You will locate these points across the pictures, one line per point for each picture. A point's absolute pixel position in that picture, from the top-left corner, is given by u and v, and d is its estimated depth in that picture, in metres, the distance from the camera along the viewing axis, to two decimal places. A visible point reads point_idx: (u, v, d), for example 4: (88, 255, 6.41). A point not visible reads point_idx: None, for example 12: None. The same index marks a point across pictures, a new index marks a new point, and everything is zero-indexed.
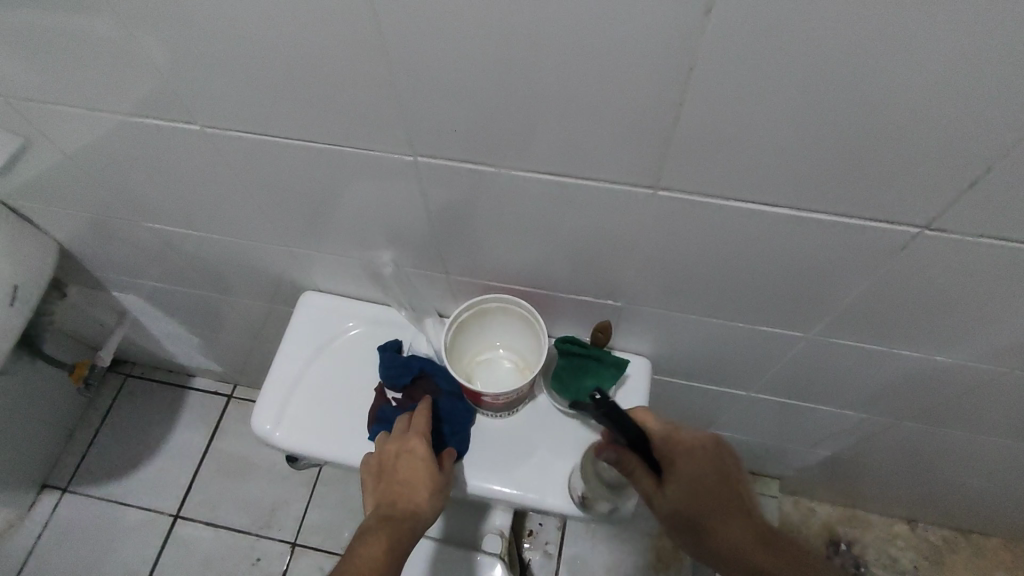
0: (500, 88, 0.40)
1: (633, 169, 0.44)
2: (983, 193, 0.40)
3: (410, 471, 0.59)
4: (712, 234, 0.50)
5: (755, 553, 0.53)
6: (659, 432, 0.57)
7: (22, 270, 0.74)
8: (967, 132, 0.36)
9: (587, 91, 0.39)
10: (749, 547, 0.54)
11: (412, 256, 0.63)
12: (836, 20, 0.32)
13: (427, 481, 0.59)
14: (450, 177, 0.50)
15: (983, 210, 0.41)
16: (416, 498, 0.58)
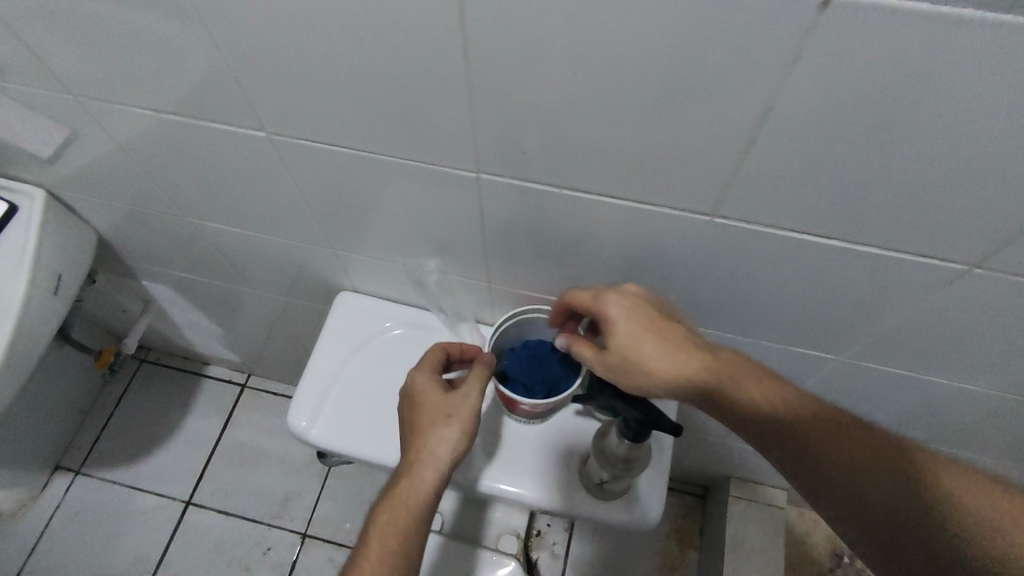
0: (577, 114, 0.41)
1: (694, 196, 0.46)
2: None
3: (414, 419, 0.58)
4: (760, 260, 0.51)
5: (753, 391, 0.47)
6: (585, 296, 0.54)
7: (63, 260, 0.75)
8: None
9: (663, 122, 0.40)
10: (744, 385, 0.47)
11: (457, 263, 0.64)
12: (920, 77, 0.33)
13: (429, 418, 0.57)
14: (511, 194, 0.51)
15: None
16: (418, 444, 0.56)
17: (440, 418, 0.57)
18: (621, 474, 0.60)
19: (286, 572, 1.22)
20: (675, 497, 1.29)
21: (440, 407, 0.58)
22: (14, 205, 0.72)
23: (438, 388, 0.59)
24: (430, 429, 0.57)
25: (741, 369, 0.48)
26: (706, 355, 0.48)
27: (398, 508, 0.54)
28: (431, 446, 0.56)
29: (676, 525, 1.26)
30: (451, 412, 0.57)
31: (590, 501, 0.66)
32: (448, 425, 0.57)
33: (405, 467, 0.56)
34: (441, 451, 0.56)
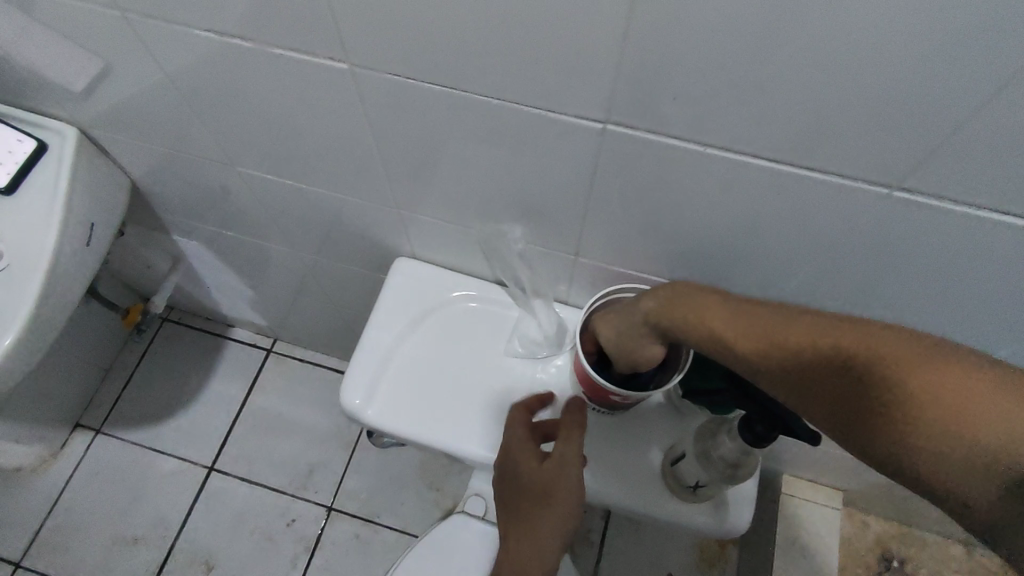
0: (760, 49, 0.33)
1: (878, 162, 0.38)
2: None
3: (516, 493, 0.60)
4: (928, 247, 0.43)
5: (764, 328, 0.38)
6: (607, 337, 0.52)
7: (97, 208, 0.68)
8: None
9: (875, 63, 0.32)
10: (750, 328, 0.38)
11: (545, 232, 0.56)
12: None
13: (531, 498, 0.59)
14: (640, 151, 0.43)
15: None
16: (524, 523, 0.59)
17: (540, 502, 0.58)
18: (728, 473, 0.55)
19: (310, 545, 1.17)
20: None
21: (537, 487, 0.58)
22: (43, 144, 0.65)
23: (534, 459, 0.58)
24: (534, 509, 0.59)
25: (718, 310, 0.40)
26: (687, 303, 0.42)
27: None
28: (531, 531, 0.58)
29: None
30: (550, 492, 0.58)
31: (675, 504, 0.59)
32: (548, 507, 0.58)
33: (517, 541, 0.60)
34: (543, 531, 0.58)
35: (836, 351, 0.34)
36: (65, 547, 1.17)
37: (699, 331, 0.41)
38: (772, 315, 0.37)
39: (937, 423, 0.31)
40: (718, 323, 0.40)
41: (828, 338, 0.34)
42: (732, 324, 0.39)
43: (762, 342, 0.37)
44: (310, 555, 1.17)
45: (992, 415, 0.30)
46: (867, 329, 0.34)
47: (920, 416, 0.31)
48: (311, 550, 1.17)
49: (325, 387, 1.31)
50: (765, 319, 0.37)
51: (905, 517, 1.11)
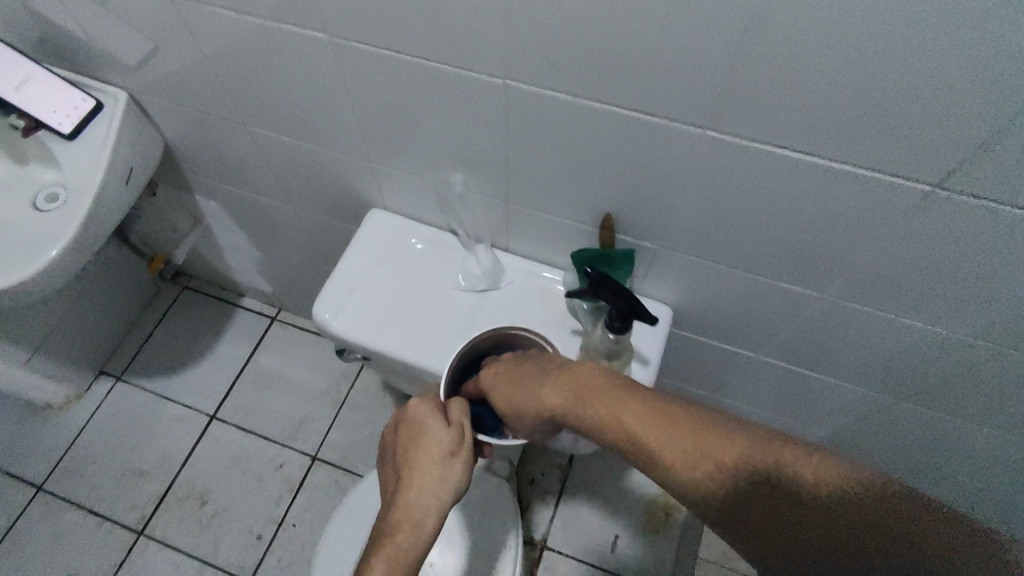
0: (594, 19, 0.50)
1: (690, 109, 0.54)
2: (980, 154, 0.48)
3: (406, 469, 0.60)
4: (748, 178, 0.59)
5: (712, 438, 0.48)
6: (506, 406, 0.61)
7: (138, 157, 0.85)
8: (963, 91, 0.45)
9: (666, 29, 0.48)
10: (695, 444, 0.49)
11: (482, 179, 0.72)
12: None
13: (428, 460, 0.60)
14: (535, 101, 0.59)
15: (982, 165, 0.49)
16: (414, 488, 0.59)
17: (441, 456, 0.60)
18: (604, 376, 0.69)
19: (295, 488, 1.31)
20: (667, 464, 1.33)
21: (440, 444, 0.60)
22: (99, 103, 0.82)
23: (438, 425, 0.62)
24: (428, 470, 0.60)
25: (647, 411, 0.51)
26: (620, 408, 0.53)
27: (393, 559, 0.57)
28: (428, 483, 0.59)
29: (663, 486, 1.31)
30: (453, 450, 0.60)
31: None
32: (450, 462, 0.60)
33: (404, 512, 0.59)
34: (431, 493, 0.59)
35: (733, 459, 0.47)
36: (80, 475, 1.32)
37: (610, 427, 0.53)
38: (717, 433, 0.48)
39: (864, 535, 0.43)
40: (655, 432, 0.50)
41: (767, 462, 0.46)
42: (657, 431, 0.50)
43: (700, 461, 0.48)
44: (294, 496, 1.30)
45: (929, 535, 0.42)
46: (803, 456, 0.46)
47: (865, 537, 0.43)
48: (295, 492, 1.31)
49: (320, 351, 1.46)
50: (713, 438, 0.48)
51: None
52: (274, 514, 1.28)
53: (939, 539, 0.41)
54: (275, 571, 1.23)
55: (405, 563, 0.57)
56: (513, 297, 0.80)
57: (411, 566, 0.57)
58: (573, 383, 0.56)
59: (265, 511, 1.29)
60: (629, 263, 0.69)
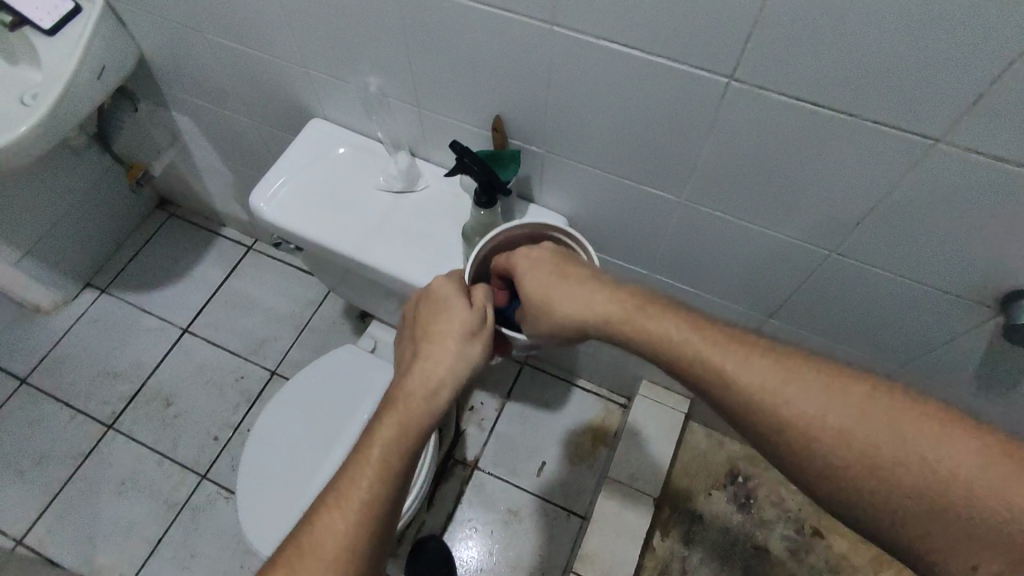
0: None
1: (535, 6, 0.61)
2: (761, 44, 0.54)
3: (427, 345, 0.63)
4: (594, 76, 0.65)
5: (753, 362, 0.53)
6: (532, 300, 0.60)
7: (110, 60, 0.96)
8: None
9: None
10: (734, 369, 0.53)
11: (396, 83, 0.81)
12: None
13: (447, 337, 0.62)
14: (419, 3, 0.68)
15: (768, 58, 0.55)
16: (434, 363, 0.62)
17: (461, 335, 0.63)
18: None
19: (252, 398, 1.41)
20: (600, 403, 1.41)
21: (460, 325, 0.63)
22: (78, 8, 0.92)
23: (461, 306, 0.63)
24: (449, 347, 0.62)
25: (697, 331, 0.55)
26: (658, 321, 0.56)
27: (403, 424, 0.61)
28: (447, 357, 0.62)
29: (593, 424, 1.38)
30: (473, 332, 0.63)
31: None
32: (469, 343, 0.63)
33: (421, 385, 0.62)
34: (447, 369, 0.62)
35: (783, 382, 0.52)
36: (60, 372, 1.44)
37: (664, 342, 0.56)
38: (792, 374, 0.52)
39: (915, 472, 0.48)
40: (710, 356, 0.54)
41: (881, 411, 0.50)
42: (720, 352, 0.54)
43: (813, 403, 0.51)
44: (250, 404, 1.41)
45: (969, 470, 0.46)
46: (899, 405, 0.49)
47: (926, 484, 0.47)
48: (252, 401, 1.41)
49: (289, 280, 1.56)
50: (839, 386, 0.51)
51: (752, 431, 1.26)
52: (231, 419, 1.39)
53: (970, 463, 0.46)
54: (226, 469, 1.34)
55: (414, 429, 0.61)
56: (428, 199, 0.89)
57: (419, 434, 0.62)
58: (610, 301, 0.58)
59: (223, 417, 1.39)
60: (511, 163, 0.76)
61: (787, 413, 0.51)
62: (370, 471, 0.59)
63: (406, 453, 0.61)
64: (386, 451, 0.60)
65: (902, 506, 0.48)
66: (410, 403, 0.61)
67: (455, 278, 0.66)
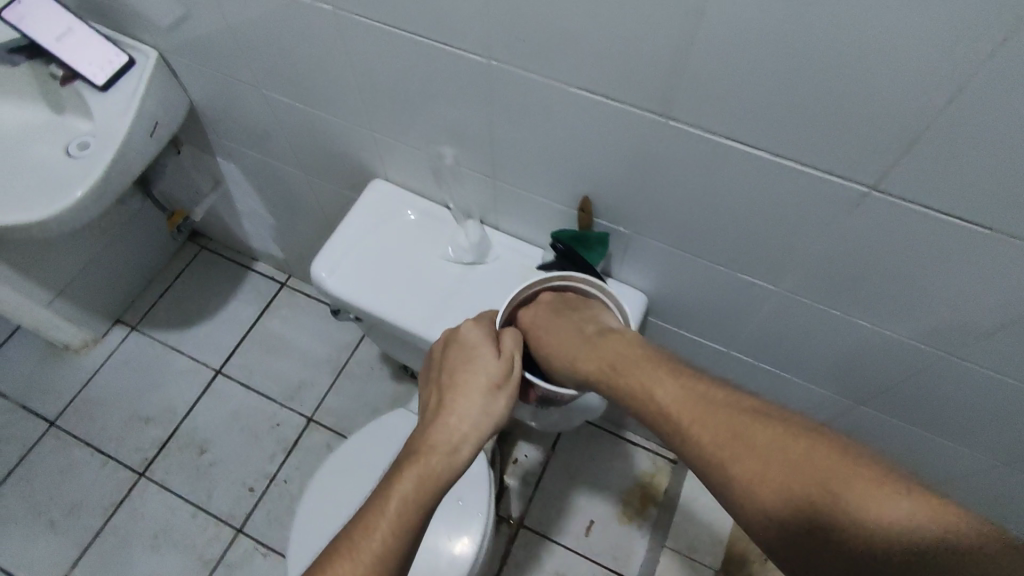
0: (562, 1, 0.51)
1: (649, 96, 0.55)
2: (926, 152, 0.48)
3: (452, 393, 0.62)
4: (703, 172, 0.59)
5: (711, 412, 0.50)
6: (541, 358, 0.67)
7: (162, 114, 0.92)
8: (909, 93, 0.45)
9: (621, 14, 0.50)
10: (688, 416, 0.51)
11: (470, 155, 0.75)
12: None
13: (474, 387, 0.62)
14: (515, 85, 0.62)
15: (922, 173, 0.49)
16: (460, 412, 0.61)
17: (488, 387, 0.62)
18: None
19: (287, 447, 1.37)
20: (648, 459, 1.35)
21: (490, 376, 0.63)
22: (132, 60, 0.88)
23: (489, 353, 0.64)
24: (475, 397, 0.61)
25: (667, 381, 0.54)
26: (633, 371, 0.56)
27: (424, 478, 0.58)
28: (472, 410, 0.61)
29: (641, 481, 1.33)
30: (500, 384, 0.63)
31: None
32: (494, 395, 0.62)
33: (443, 435, 0.60)
34: (472, 422, 0.61)
35: (734, 435, 0.48)
36: (91, 415, 1.40)
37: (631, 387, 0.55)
38: (753, 426, 0.48)
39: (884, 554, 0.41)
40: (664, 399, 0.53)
41: (821, 458, 0.45)
42: (670, 394, 0.53)
43: (742, 463, 0.47)
44: (286, 454, 1.36)
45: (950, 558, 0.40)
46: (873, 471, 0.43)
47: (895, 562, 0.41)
48: (287, 451, 1.37)
49: (324, 320, 1.52)
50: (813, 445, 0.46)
51: None
52: (267, 469, 1.35)
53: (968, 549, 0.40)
54: (262, 523, 1.29)
55: (437, 483, 0.58)
56: (499, 270, 0.84)
57: (439, 493, 0.58)
58: (599, 347, 0.61)
59: (258, 467, 1.35)
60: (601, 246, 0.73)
61: (721, 473, 0.48)
62: (385, 525, 0.56)
63: (424, 509, 0.57)
64: (404, 505, 0.57)
65: (863, 573, 0.41)
66: (431, 453, 0.59)
67: (484, 324, 0.68)
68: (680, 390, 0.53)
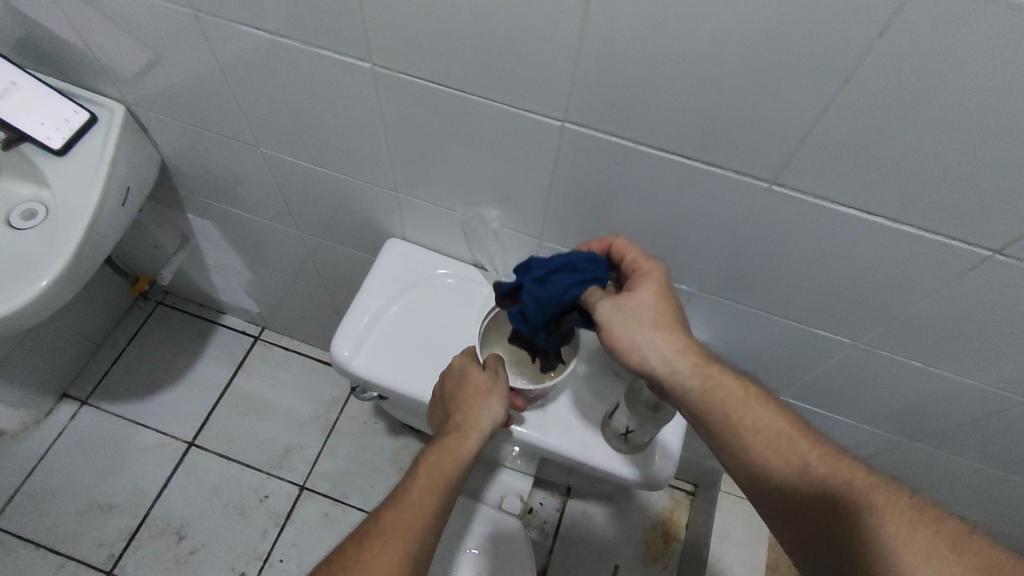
0: (675, 56, 0.47)
1: (761, 164, 0.53)
2: None
3: (451, 401, 0.64)
4: (801, 222, 0.57)
5: (772, 414, 0.54)
6: (608, 305, 0.58)
7: (133, 175, 0.79)
8: None
9: (744, 70, 0.46)
10: (759, 415, 0.54)
11: (519, 215, 0.69)
12: (1008, 50, 0.39)
13: (471, 394, 0.63)
14: (590, 145, 0.57)
15: None
16: (460, 417, 0.62)
17: (483, 393, 0.63)
18: (647, 421, 0.67)
19: (280, 520, 1.24)
20: (667, 493, 1.31)
21: (481, 382, 0.64)
22: (94, 117, 0.76)
23: (474, 364, 0.65)
24: (473, 401, 0.63)
25: (744, 385, 0.55)
26: (736, 381, 0.56)
27: (438, 470, 0.59)
28: (471, 412, 0.62)
29: (662, 517, 1.28)
30: (490, 387, 0.64)
31: (617, 455, 0.72)
32: (487, 396, 0.63)
33: (446, 434, 0.61)
34: (474, 423, 0.62)
35: (790, 437, 0.52)
36: (40, 509, 1.21)
37: (725, 387, 0.55)
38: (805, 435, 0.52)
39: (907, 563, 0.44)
40: (741, 397, 0.55)
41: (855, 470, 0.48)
42: (749, 398, 0.55)
43: (775, 427, 0.53)
44: (279, 530, 1.23)
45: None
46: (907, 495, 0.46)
47: None
48: (280, 526, 1.23)
49: (307, 374, 1.39)
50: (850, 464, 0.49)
51: None
52: (258, 549, 1.21)
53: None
54: None
55: (447, 478, 0.59)
56: None
57: (449, 487, 0.59)
58: (705, 354, 0.57)
59: (248, 547, 1.21)
60: None
61: (750, 429, 0.53)
62: (407, 510, 0.57)
63: (437, 500, 0.58)
64: (419, 498, 0.58)
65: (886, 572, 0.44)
66: (438, 452, 0.60)
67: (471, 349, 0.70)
68: (753, 396, 0.55)
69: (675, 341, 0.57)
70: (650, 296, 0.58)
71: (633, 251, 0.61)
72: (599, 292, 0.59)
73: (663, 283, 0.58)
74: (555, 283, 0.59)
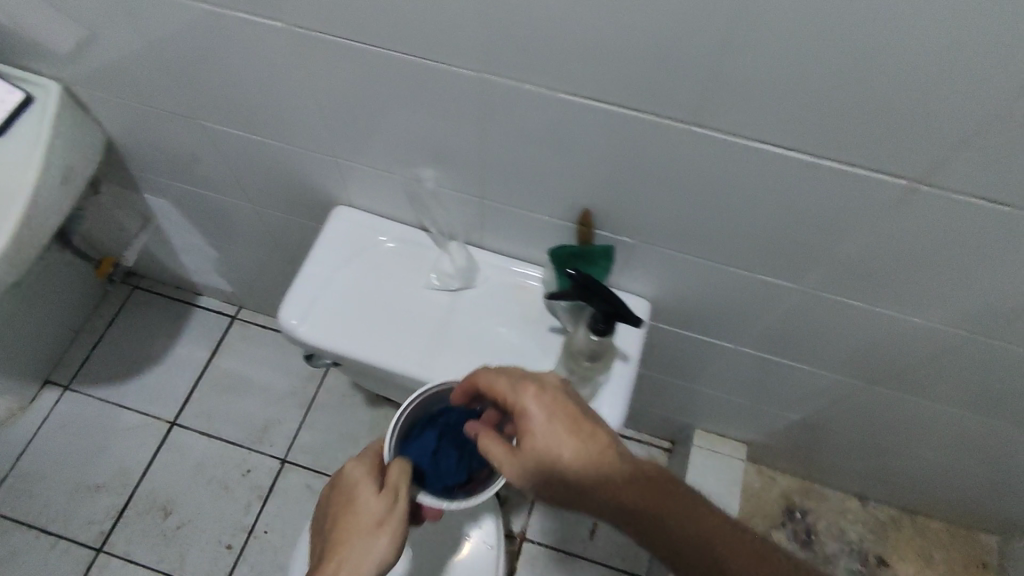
0: None
1: (677, 104, 0.52)
2: (973, 147, 0.47)
3: (338, 527, 0.61)
4: (727, 165, 0.56)
5: (680, 509, 0.53)
6: (516, 459, 0.55)
7: (75, 154, 0.79)
8: (957, 87, 0.44)
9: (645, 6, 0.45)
10: (670, 515, 0.52)
11: (456, 175, 0.69)
12: None
13: (357, 528, 0.60)
14: (511, 96, 0.56)
15: (969, 166, 0.49)
16: (339, 553, 0.59)
17: (372, 527, 0.60)
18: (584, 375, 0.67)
19: (264, 493, 1.26)
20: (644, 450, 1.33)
21: (372, 514, 0.61)
22: (30, 97, 0.75)
23: (370, 489, 0.62)
24: (358, 538, 0.60)
25: (650, 484, 0.53)
26: (642, 481, 0.54)
27: None
28: (353, 552, 0.59)
29: None
30: (383, 521, 0.60)
31: None
32: (375, 531, 0.60)
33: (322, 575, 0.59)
34: (354, 563, 0.59)
35: (702, 528, 0.52)
36: (29, 492, 1.24)
37: (638, 496, 0.53)
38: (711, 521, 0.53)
39: None
40: (652, 502, 0.53)
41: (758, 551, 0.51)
42: (658, 497, 0.53)
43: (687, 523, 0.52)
44: (263, 502, 1.25)
45: None
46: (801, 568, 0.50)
47: None
48: (263, 499, 1.25)
49: (285, 351, 1.40)
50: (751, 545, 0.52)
51: (809, 472, 1.22)
52: (243, 521, 1.23)
53: None
54: None
55: None
56: (491, 293, 0.77)
57: None
58: (614, 464, 0.54)
59: (234, 520, 1.23)
60: (606, 261, 0.68)
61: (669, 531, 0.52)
62: None
63: None
64: None
65: None
66: None
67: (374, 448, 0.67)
68: (661, 494, 0.53)
69: (583, 464, 0.54)
70: (540, 431, 0.55)
71: (501, 381, 0.58)
72: (495, 452, 0.57)
73: (544, 407, 0.56)
74: (421, 443, 0.67)
